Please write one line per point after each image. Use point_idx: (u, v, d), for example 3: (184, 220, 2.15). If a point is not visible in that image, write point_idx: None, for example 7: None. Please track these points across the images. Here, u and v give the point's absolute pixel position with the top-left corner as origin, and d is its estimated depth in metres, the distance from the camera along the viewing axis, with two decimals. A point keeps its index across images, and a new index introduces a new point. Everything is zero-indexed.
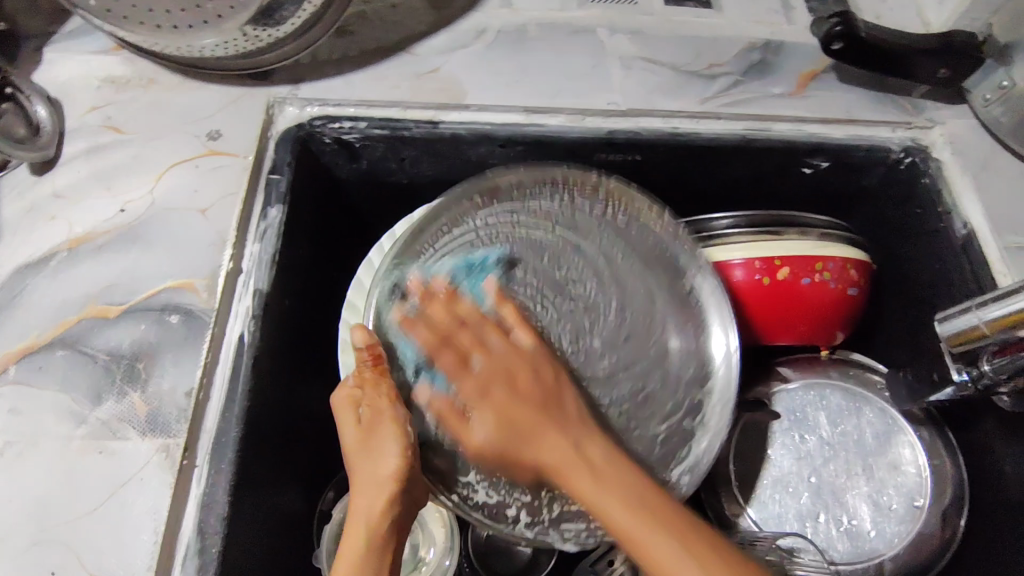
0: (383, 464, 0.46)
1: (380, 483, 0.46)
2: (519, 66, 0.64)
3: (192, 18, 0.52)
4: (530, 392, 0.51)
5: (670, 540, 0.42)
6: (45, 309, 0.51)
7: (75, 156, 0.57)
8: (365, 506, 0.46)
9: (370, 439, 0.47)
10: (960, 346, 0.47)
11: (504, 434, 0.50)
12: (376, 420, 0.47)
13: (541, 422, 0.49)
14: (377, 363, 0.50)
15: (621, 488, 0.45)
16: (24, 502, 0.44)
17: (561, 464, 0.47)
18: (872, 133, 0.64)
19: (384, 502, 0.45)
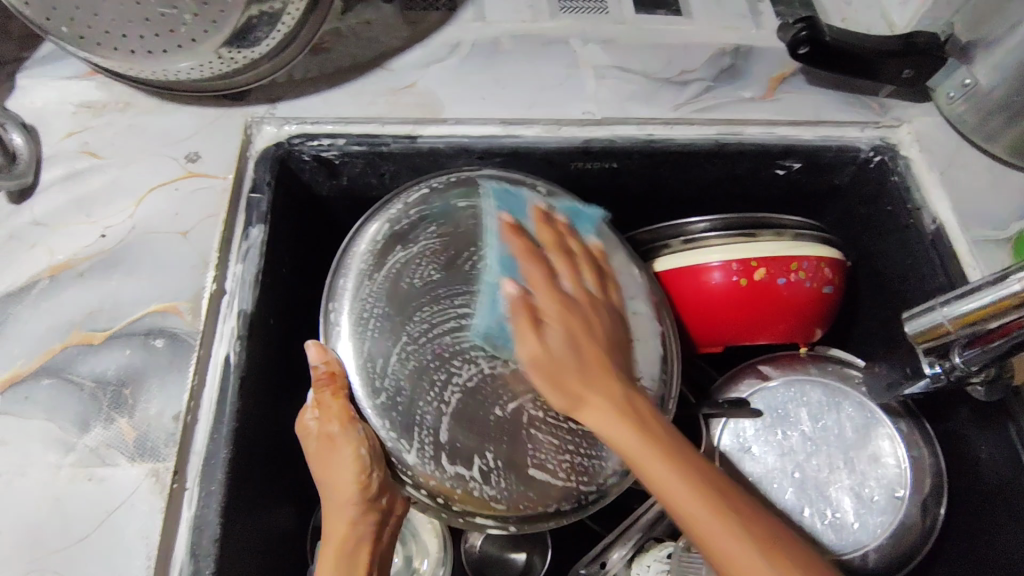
0: (343, 480, 0.47)
1: (342, 503, 0.48)
2: (495, 79, 0.65)
3: (165, 43, 0.53)
4: (593, 371, 0.49)
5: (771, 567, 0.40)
6: (28, 339, 0.51)
7: (53, 184, 0.57)
8: (334, 525, 0.48)
9: (330, 456, 0.47)
10: (926, 341, 0.48)
11: (554, 370, 0.49)
12: (337, 443, 0.47)
13: (631, 422, 0.47)
14: (331, 380, 0.49)
15: (681, 465, 0.44)
16: (14, 532, 0.44)
17: (624, 398, 0.48)
18: (841, 134, 0.66)
19: (347, 524, 0.48)
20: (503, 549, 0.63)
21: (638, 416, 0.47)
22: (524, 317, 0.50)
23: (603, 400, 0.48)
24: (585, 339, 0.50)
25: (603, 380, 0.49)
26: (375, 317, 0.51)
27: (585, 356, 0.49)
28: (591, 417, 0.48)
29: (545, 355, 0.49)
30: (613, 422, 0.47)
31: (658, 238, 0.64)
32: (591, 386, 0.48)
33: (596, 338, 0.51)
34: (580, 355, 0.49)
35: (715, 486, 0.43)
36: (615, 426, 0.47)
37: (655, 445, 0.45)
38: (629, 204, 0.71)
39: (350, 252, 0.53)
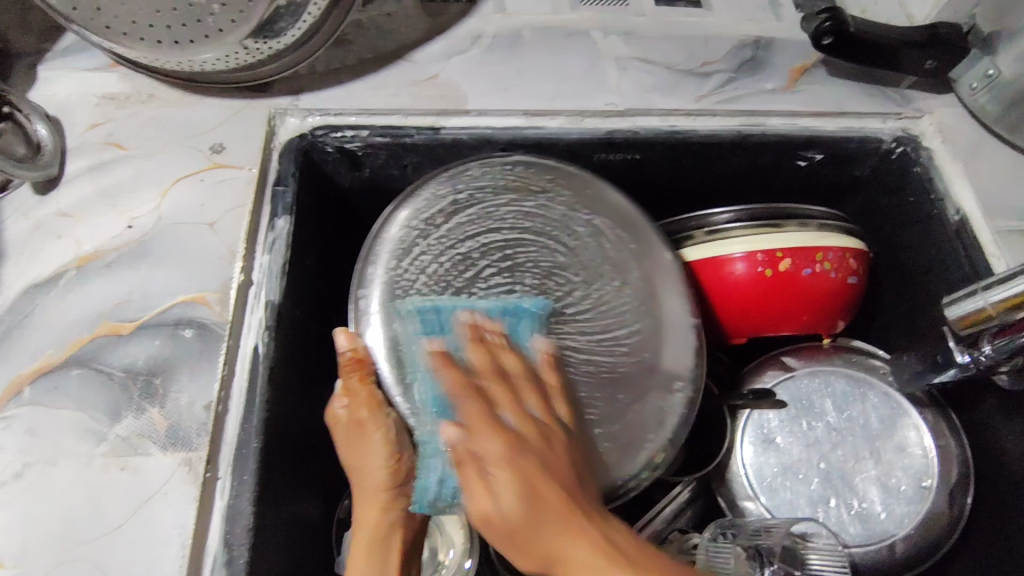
0: (376, 468, 0.48)
1: (372, 492, 0.49)
2: (517, 70, 0.65)
3: (192, 33, 0.52)
4: (543, 497, 0.39)
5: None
6: (56, 329, 0.51)
7: (78, 174, 0.57)
8: (365, 515, 0.49)
9: (361, 444, 0.48)
10: (967, 328, 0.48)
11: (517, 526, 0.39)
12: (365, 433, 0.48)
13: (569, 522, 0.38)
14: (360, 368, 0.48)
15: (625, 568, 0.37)
16: (49, 521, 0.44)
17: (540, 493, 0.39)
18: (862, 125, 0.66)
19: (378, 510, 0.49)
20: None
21: (581, 521, 0.39)
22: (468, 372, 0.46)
23: (514, 486, 0.39)
24: (498, 437, 0.42)
25: (538, 484, 0.39)
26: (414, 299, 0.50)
27: (527, 473, 0.40)
28: (568, 554, 0.38)
29: (494, 513, 0.39)
30: (556, 526, 0.38)
31: (680, 228, 0.64)
32: (540, 525, 0.38)
33: (531, 449, 0.41)
34: (523, 480, 0.39)
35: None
36: (585, 560, 0.37)
37: (586, 538, 0.38)
38: (649, 197, 0.71)
39: (380, 238, 0.52)
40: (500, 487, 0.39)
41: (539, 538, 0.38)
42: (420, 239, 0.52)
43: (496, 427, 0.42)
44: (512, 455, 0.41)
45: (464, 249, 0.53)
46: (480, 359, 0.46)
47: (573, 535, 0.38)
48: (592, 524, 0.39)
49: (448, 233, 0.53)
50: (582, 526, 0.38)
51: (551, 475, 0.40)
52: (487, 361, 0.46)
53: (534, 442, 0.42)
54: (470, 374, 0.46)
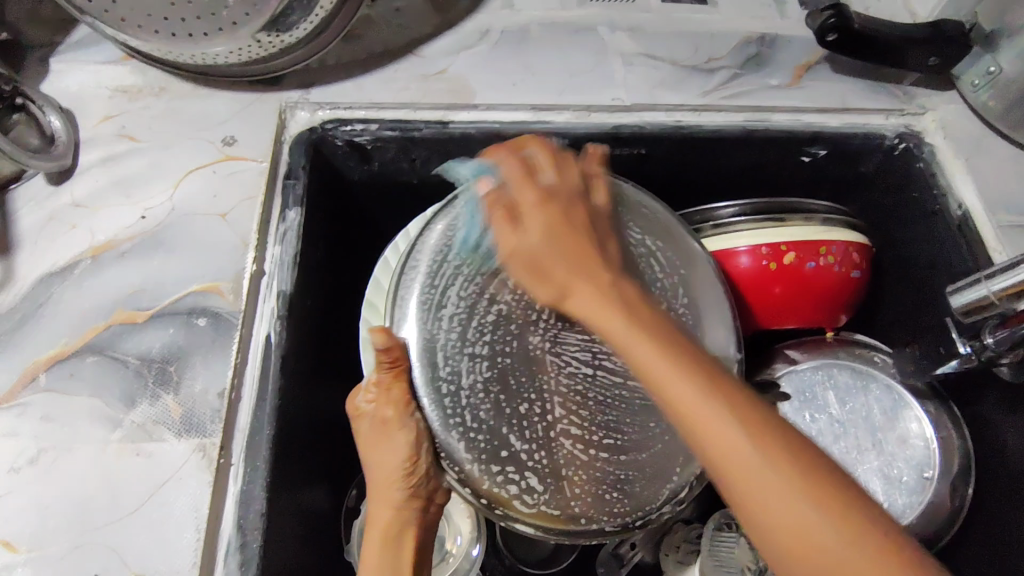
0: (390, 465, 0.47)
1: (387, 489, 0.48)
2: (525, 65, 0.65)
3: (207, 26, 0.53)
4: (589, 269, 0.43)
5: (777, 474, 0.33)
6: (71, 317, 0.51)
7: (92, 166, 0.57)
8: (377, 511, 0.48)
9: (383, 441, 0.47)
10: (970, 315, 0.49)
11: (542, 258, 0.44)
12: (388, 430, 0.47)
13: (612, 297, 0.42)
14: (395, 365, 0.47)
15: (704, 376, 0.36)
16: (65, 505, 0.45)
17: (560, 237, 0.44)
18: (867, 122, 0.67)
19: (391, 509, 0.48)
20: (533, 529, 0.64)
21: (617, 294, 0.42)
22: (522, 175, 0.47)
23: (573, 270, 0.43)
24: (531, 187, 0.46)
25: (558, 244, 0.44)
26: (451, 302, 0.49)
27: (553, 223, 0.45)
28: (580, 302, 0.42)
29: (520, 246, 0.45)
30: (586, 286, 0.42)
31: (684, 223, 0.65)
32: (578, 277, 0.43)
33: (557, 198, 0.46)
34: (548, 227, 0.44)
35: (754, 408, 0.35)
36: (637, 339, 0.39)
37: (645, 326, 0.39)
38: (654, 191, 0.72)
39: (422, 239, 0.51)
40: (528, 223, 0.45)
41: (569, 285, 0.43)
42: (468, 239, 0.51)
43: (539, 196, 0.46)
44: (565, 220, 0.45)
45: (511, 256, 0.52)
46: (540, 166, 0.48)
47: (642, 330, 0.39)
48: (665, 333, 0.40)
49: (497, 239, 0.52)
50: (638, 313, 0.41)
51: (571, 225, 0.45)
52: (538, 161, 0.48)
53: (555, 210, 0.45)
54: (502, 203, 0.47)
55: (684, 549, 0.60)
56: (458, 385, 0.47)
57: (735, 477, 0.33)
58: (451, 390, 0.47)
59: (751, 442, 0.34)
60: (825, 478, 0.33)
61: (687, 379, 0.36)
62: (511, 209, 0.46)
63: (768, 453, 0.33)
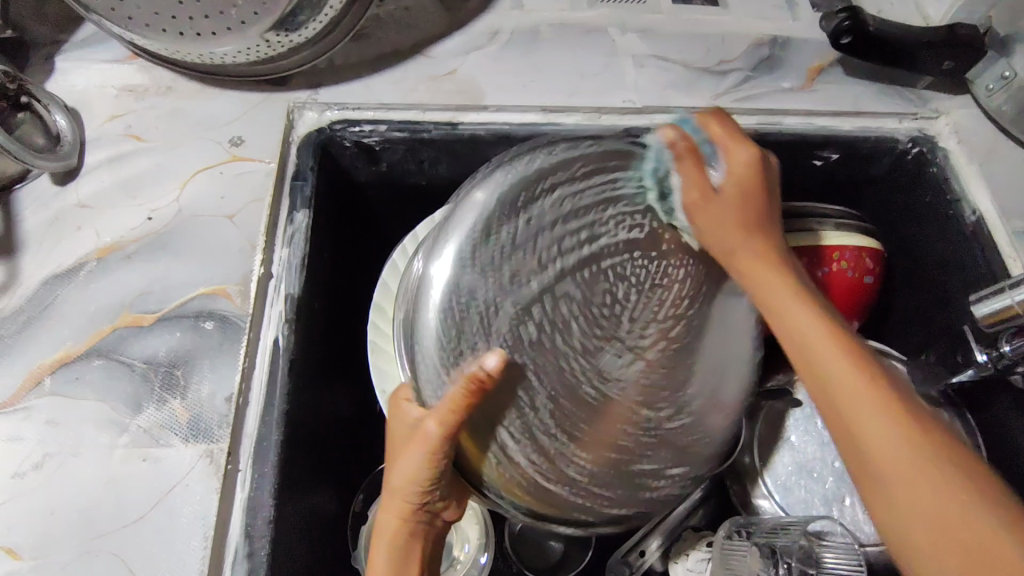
0: (401, 486, 0.42)
1: (395, 503, 0.42)
2: (535, 67, 0.65)
3: (216, 25, 0.52)
4: (766, 252, 0.43)
5: (920, 461, 0.33)
6: (76, 319, 0.51)
7: (97, 166, 0.57)
8: (383, 520, 0.43)
9: (403, 456, 0.41)
10: (994, 325, 0.48)
11: (723, 228, 0.43)
12: (416, 434, 0.41)
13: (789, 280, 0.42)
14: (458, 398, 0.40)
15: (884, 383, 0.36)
16: (70, 511, 0.44)
17: (747, 215, 0.44)
18: (879, 125, 0.66)
19: (398, 521, 0.42)
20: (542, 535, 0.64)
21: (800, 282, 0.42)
22: (690, 148, 0.46)
23: (759, 249, 0.43)
24: (753, 172, 0.44)
25: (748, 219, 0.44)
26: (473, 319, 0.44)
27: (739, 195, 0.44)
28: (757, 284, 0.42)
29: (704, 196, 0.44)
30: (757, 262, 0.43)
31: None
32: (754, 261, 0.43)
33: (750, 186, 0.44)
34: (731, 196, 0.44)
35: (932, 428, 0.35)
36: (819, 332, 0.38)
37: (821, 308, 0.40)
38: None
39: (437, 242, 0.47)
40: (722, 199, 0.44)
41: (744, 271, 0.43)
42: (486, 257, 0.44)
43: (749, 177, 0.44)
44: (756, 199, 0.44)
45: (535, 254, 0.45)
46: (748, 164, 0.45)
47: (828, 325, 0.39)
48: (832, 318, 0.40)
49: (516, 238, 0.45)
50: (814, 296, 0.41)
51: (757, 217, 0.44)
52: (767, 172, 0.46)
53: (737, 186, 0.44)
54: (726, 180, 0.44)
55: (695, 556, 0.59)
56: (490, 415, 0.43)
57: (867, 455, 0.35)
58: (510, 439, 0.43)
59: (913, 437, 0.34)
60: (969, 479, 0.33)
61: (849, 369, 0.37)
62: (700, 169, 0.45)
63: (929, 456, 0.33)
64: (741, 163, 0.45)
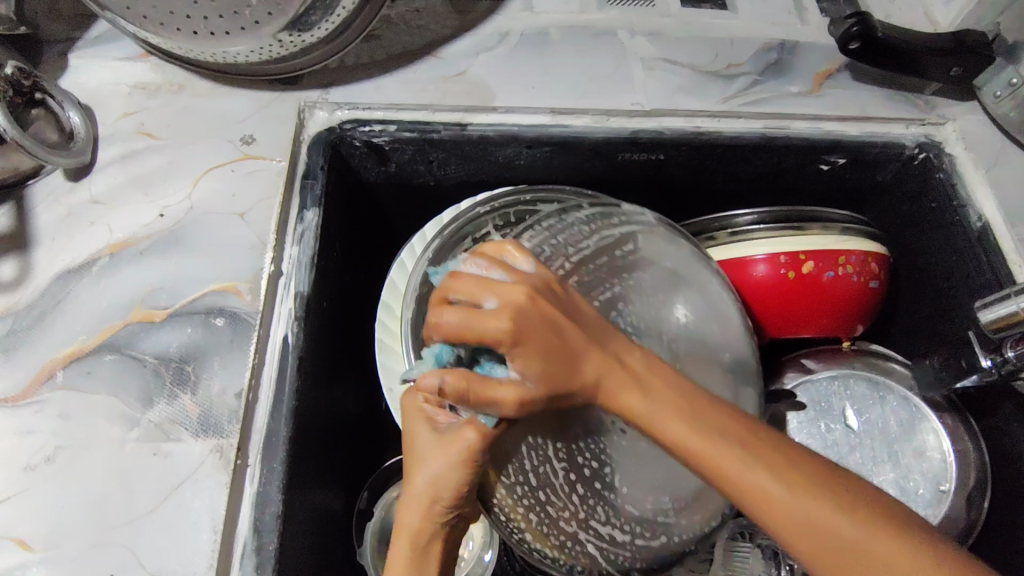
0: (440, 482, 0.40)
1: (421, 502, 0.40)
2: (544, 69, 0.65)
3: (229, 24, 0.53)
4: (594, 351, 0.37)
5: (847, 526, 0.33)
6: (89, 314, 0.51)
7: (110, 163, 0.57)
8: (405, 521, 0.41)
9: (444, 452, 0.40)
10: (1000, 330, 0.49)
11: (550, 369, 0.36)
12: (458, 436, 0.39)
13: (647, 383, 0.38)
14: None
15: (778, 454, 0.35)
16: (81, 504, 0.45)
17: (557, 342, 0.36)
18: (888, 130, 0.66)
19: (424, 518, 0.40)
20: None
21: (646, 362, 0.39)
22: (469, 319, 0.36)
23: (596, 361, 0.37)
24: (520, 299, 0.36)
25: (562, 345, 0.36)
26: None
27: (530, 341, 0.35)
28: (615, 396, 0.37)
29: (522, 386, 0.35)
30: (605, 346, 0.38)
31: (701, 230, 0.63)
32: (600, 374, 0.37)
33: (539, 321, 0.36)
34: (519, 345, 0.35)
35: (845, 487, 0.35)
36: (699, 436, 0.35)
37: (670, 384, 0.38)
38: (671, 196, 0.71)
39: None
40: (521, 346, 0.35)
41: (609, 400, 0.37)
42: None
43: (531, 302, 0.36)
44: (548, 342, 0.36)
45: None
46: (519, 281, 0.38)
47: (694, 423, 0.36)
48: (698, 401, 0.37)
49: None
50: (663, 374, 0.38)
51: (576, 340, 0.37)
52: (474, 287, 0.37)
53: (527, 315, 0.36)
54: (536, 303, 0.37)
55: None
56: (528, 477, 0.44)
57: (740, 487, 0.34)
58: (547, 500, 0.45)
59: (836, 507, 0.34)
60: (840, 484, 0.35)
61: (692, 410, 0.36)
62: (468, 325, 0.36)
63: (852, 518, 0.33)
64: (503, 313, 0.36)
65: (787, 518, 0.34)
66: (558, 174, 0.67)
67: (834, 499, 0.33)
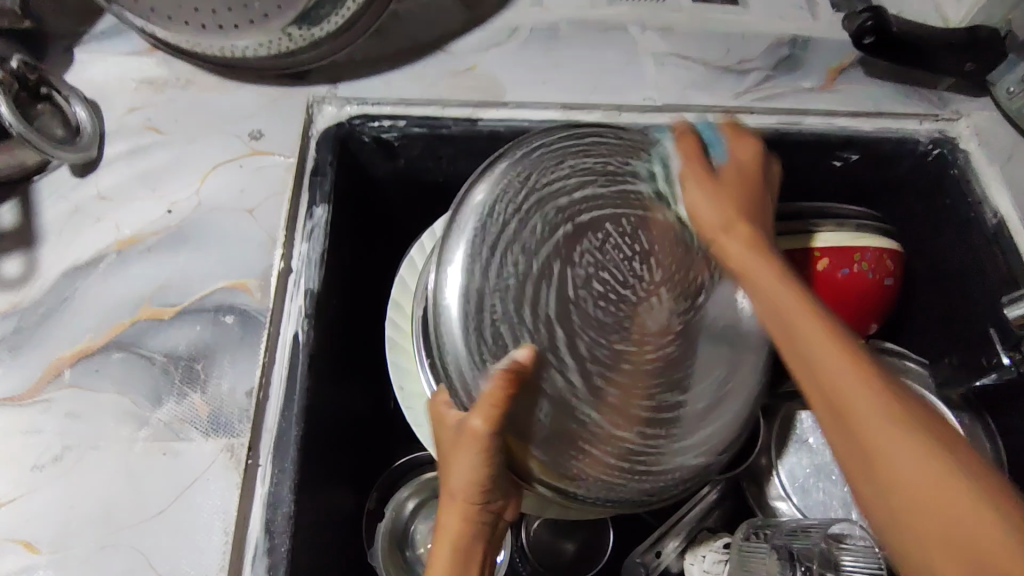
0: (461, 484, 0.41)
1: (455, 502, 0.41)
2: (554, 64, 0.64)
3: (239, 17, 0.52)
4: (739, 218, 0.45)
5: (912, 451, 0.31)
6: (97, 312, 0.50)
7: (117, 159, 0.56)
8: (444, 523, 0.42)
9: (455, 454, 0.41)
10: None
11: (716, 221, 0.45)
12: (463, 435, 0.40)
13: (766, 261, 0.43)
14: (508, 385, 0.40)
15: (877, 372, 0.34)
16: (90, 504, 0.44)
17: (727, 206, 0.45)
18: (900, 126, 0.65)
19: (460, 520, 0.41)
20: (557, 535, 0.64)
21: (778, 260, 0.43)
22: (693, 150, 0.48)
23: (741, 247, 0.44)
24: (712, 180, 0.47)
25: (732, 200, 0.46)
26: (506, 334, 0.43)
27: (721, 189, 0.46)
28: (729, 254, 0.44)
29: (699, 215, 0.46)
30: (737, 251, 0.44)
31: None
32: (731, 239, 0.44)
33: (733, 185, 0.47)
34: (715, 188, 0.46)
35: (929, 426, 0.32)
36: (808, 320, 0.38)
37: (785, 276, 0.41)
38: None
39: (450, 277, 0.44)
40: (710, 195, 0.46)
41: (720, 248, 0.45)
42: (498, 300, 0.43)
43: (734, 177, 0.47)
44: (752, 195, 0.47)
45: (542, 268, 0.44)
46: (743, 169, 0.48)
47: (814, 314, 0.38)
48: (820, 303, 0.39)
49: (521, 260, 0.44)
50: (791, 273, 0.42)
51: (745, 207, 0.46)
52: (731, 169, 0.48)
53: (737, 184, 0.47)
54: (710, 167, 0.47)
55: (710, 558, 0.58)
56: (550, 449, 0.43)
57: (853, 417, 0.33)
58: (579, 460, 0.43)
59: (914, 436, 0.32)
60: (938, 434, 0.32)
61: (810, 313, 0.38)
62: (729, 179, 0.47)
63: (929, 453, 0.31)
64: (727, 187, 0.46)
65: (881, 469, 0.32)
66: None
67: (968, 493, 0.30)
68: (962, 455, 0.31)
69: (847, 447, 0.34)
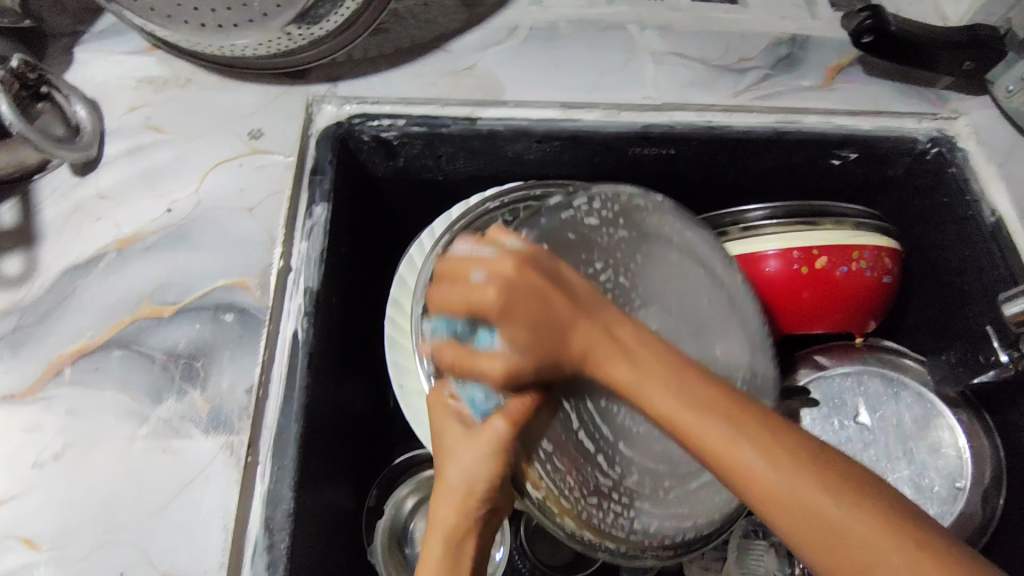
0: (471, 474, 0.41)
1: (458, 494, 0.42)
2: (553, 62, 0.64)
3: (237, 16, 0.52)
4: (561, 304, 0.41)
5: (862, 528, 0.33)
6: (97, 310, 0.51)
7: (117, 157, 0.57)
8: (442, 513, 0.42)
9: (471, 444, 0.41)
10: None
11: (533, 341, 0.40)
12: (486, 425, 0.41)
13: (640, 357, 0.40)
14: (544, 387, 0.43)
15: (809, 467, 0.34)
16: (90, 502, 0.44)
17: (554, 303, 0.41)
18: (898, 125, 0.65)
19: (458, 512, 0.42)
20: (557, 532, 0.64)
21: (654, 356, 0.40)
22: (461, 349, 0.41)
23: (602, 347, 0.41)
24: (510, 280, 0.41)
25: (534, 302, 0.40)
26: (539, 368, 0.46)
27: (516, 297, 0.40)
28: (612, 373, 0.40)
29: (509, 310, 0.40)
30: (604, 347, 0.41)
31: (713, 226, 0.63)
32: (584, 350, 0.41)
33: (520, 287, 0.41)
34: (499, 280, 0.41)
35: (874, 507, 0.33)
36: (711, 432, 0.36)
37: (667, 375, 0.39)
38: (681, 191, 0.71)
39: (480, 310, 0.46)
40: (511, 316, 0.40)
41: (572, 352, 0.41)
42: None
43: (519, 266, 0.41)
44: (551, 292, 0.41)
45: None
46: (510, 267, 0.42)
47: (720, 415, 0.37)
48: (715, 397, 0.38)
49: None
50: (665, 364, 0.40)
51: (542, 304, 0.41)
52: (511, 282, 0.41)
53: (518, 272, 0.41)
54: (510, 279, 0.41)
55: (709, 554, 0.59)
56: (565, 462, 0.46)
57: (741, 474, 0.35)
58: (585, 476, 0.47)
59: (867, 530, 0.33)
60: (878, 515, 0.33)
61: (715, 414, 0.37)
62: (519, 292, 0.40)
63: (872, 537, 0.32)
64: (492, 290, 0.40)
65: (848, 565, 0.33)
66: (567, 168, 0.66)
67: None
68: (887, 515, 0.33)
69: (807, 554, 0.34)
